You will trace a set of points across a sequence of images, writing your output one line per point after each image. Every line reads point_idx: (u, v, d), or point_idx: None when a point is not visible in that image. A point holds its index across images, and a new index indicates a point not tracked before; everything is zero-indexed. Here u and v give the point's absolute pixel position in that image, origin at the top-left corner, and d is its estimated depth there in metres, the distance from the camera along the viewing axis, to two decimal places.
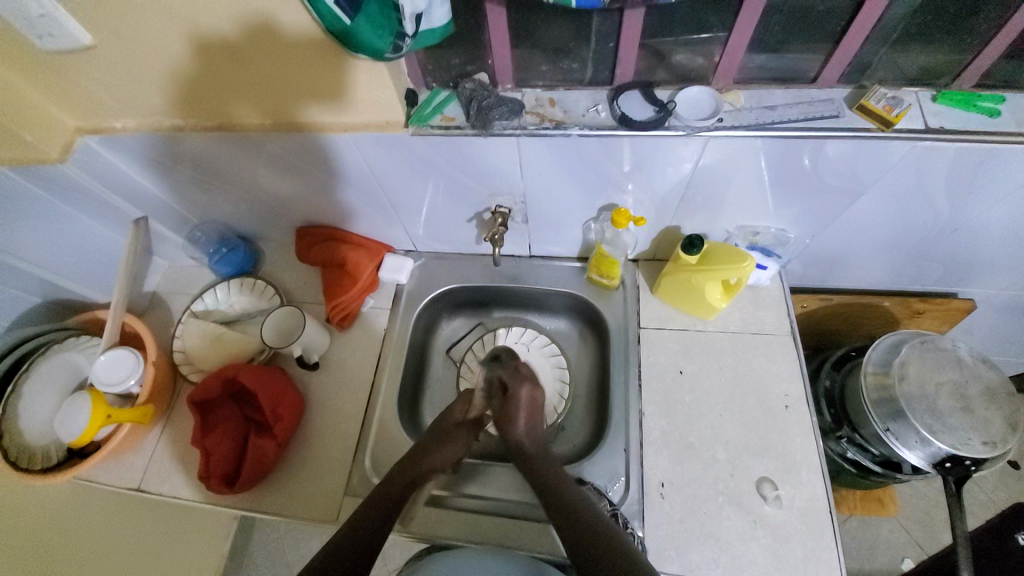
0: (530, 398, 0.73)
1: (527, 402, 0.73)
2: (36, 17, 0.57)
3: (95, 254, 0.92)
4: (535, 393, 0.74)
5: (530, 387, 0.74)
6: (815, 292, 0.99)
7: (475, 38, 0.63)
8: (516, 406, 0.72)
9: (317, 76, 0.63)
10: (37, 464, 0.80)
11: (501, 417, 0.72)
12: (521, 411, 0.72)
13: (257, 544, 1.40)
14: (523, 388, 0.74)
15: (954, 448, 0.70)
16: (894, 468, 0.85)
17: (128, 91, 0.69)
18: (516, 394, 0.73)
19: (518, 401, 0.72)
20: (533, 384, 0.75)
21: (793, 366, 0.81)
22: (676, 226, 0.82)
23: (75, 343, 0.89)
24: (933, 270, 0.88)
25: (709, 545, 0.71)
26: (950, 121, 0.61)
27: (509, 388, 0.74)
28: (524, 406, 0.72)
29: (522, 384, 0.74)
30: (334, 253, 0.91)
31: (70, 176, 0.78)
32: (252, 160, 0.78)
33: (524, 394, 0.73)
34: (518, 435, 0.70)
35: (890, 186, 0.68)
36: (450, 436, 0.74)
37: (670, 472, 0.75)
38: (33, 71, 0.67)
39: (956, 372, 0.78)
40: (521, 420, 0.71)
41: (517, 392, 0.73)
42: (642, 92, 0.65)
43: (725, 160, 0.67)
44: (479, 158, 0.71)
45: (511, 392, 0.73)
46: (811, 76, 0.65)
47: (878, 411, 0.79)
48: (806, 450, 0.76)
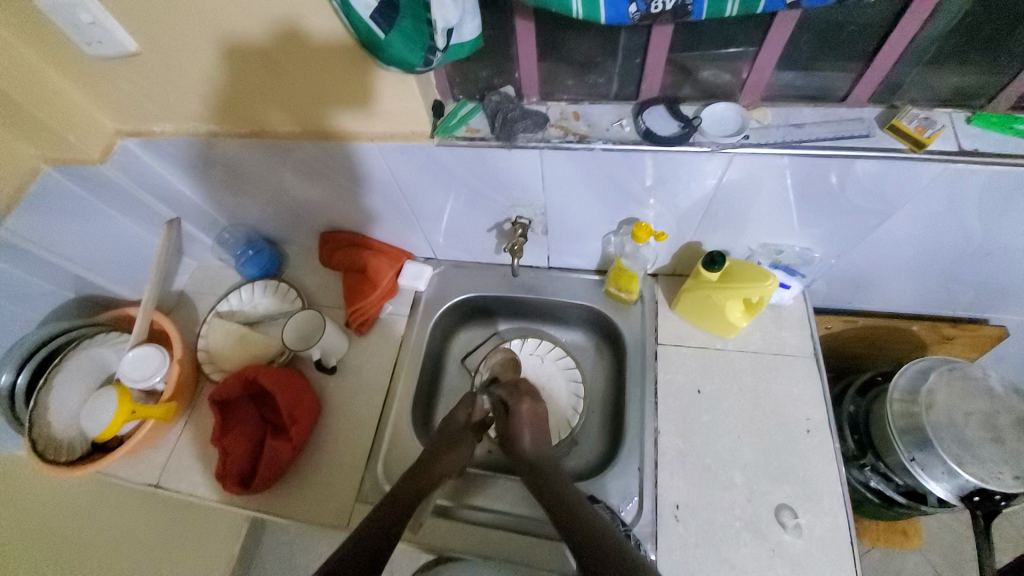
0: (532, 412, 0.72)
1: (528, 417, 0.72)
2: (86, 24, 0.60)
3: (128, 252, 0.96)
4: (535, 407, 0.74)
5: (530, 402, 0.74)
6: (840, 314, 0.96)
7: (502, 52, 0.64)
8: (519, 423, 0.70)
9: (348, 86, 0.65)
10: (62, 456, 0.82)
11: (506, 436, 0.71)
12: (524, 427, 0.70)
13: (266, 545, 1.41)
14: (523, 404, 0.73)
15: (983, 481, 0.68)
16: (920, 500, 0.82)
17: (167, 97, 0.72)
18: (517, 410, 0.72)
19: (519, 417, 0.71)
20: (533, 400, 0.74)
21: (816, 389, 0.79)
22: (698, 243, 0.82)
23: (104, 339, 0.92)
24: (965, 295, 0.85)
25: (724, 571, 0.69)
26: (985, 145, 0.59)
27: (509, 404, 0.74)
28: (527, 421, 0.71)
29: (522, 399, 0.74)
30: (356, 259, 0.93)
31: (108, 177, 0.82)
32: (281, 166, 0.80)
33: (524, 409, 0.72)
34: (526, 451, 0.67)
35: (920, 208, 0.67)
36: (453, 440, 0.74)
37: (685, 494, 0.74)
38: (81, 76, 0.71)
39: (985, 402, 0.75)
40: (525, 436, 0.69)
41: (515, 408, 0.72)
42: (668, 107, 0.66)
43: (750, 177, 0.66)
44: (502, 170, 0.71)
45: (512, 409, 0.73)
46: (840, 94, 0.64)
47: (904, 440, 0.76)
48: (828, 477, 0.73)
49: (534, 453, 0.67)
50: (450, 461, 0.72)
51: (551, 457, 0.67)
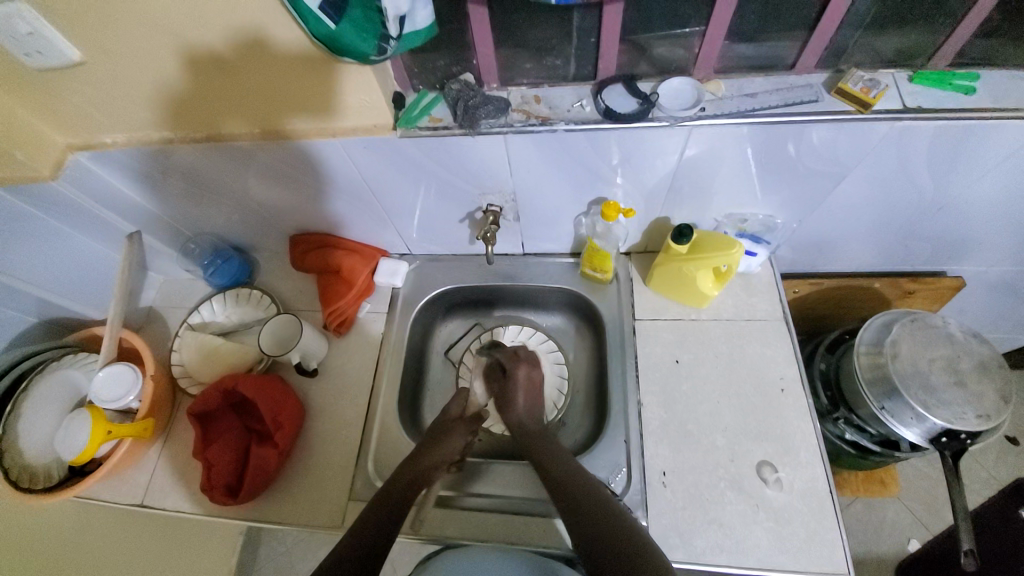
0: (526, 379, 0.81)
1: (524, 379, 0.81)
2: (25, 35, 0.58)
3: (89, 270, 0.92)
4: (530, 371, 0.82)
5: (526, 365, 0.82)
6: (807, 277, 1.00)
7: (459, 39, 0.64)
8: (516, 388, 0.80)
9: (306, 83, 0.63)
10: (38, 484, 0.80)
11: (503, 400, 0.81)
12: (520, 391, 0.80)
13: (264, 558, 1.39)
14: (520, 367, 0.81)
15: (950, 423, 0.72)
16: (892, 447, 0.85)
17: (119, 107, 0.70)
18: (514, 375, 0.81)
19: (517, 382, 0.80)
20: (528, 364, 0.82)
21: (787, 350, 0.82)
22: (666, 217, 0.84)
23: (71, 360, 0.89)
24: (920, 250, 0.90)
25: (713, 530, 0.71)
26: (926, 101, 0.62)
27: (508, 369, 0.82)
28: (522, 386, 0.80)
29: (518, 363, 0.82)
30: (329, 259, 0.92)
31: (60, 193, 0.78)
32: (243, 170, 0.78)
33: (521, 373, 0.81)
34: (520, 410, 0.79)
35: (872, 168, 0.70)
36: (448, 428, 0.77)
37: (671, 461, 0.76)
38: (21, 90, 0.67)
39: (947, 348, 0.79)
40: (521, 398, 0.80)
41: (514, 372, 0.81)
42: (625, 84, 0.67)
43: (710, 149, 0.68)
44: (468, 158, 0.71)
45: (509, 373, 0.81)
46: (789, 62, 0.66)
47: (873, 390, 0.80)
48: (804, 432, 0.76)
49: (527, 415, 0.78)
50: (443, 450, 0.74)
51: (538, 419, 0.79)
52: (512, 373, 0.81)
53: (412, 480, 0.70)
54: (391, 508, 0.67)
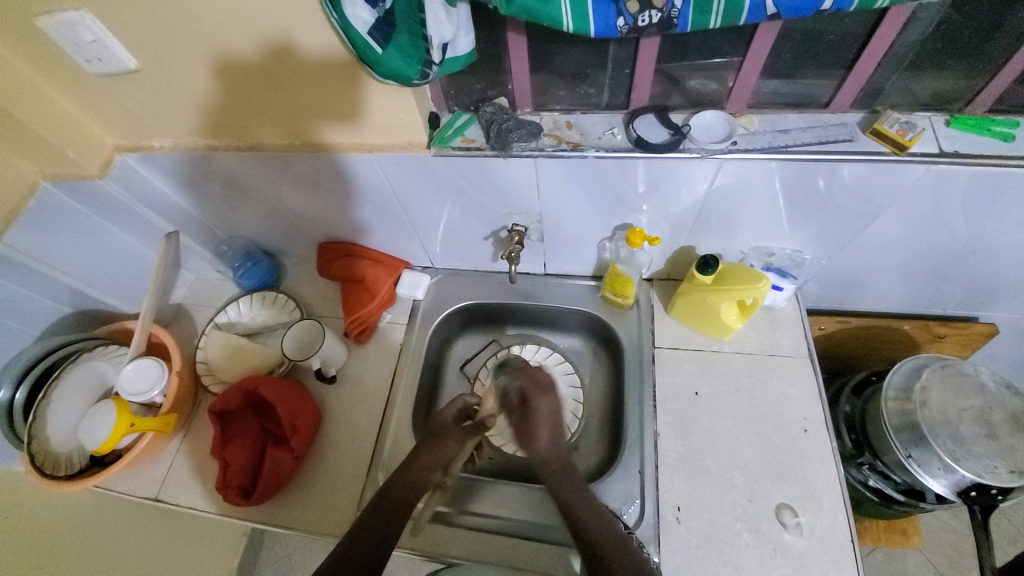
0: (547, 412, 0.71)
1: (547, 414, 0.71)
2: (87, 43, 0.62)
3: (126, 265, 0.96)
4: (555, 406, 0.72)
5: (553, 399, 0.72)
6: (833, 314, 0.98)
7: (496, 65, 0.66)
8: (538, 423, 0.70)
9: (345, 100, 0.66)
10: (60, 471, 0.82)
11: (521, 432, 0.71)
12: (543, 427, 0.70)
13: (267, 560, 1.39)
14: (543, 402, 0.71)
15: (979, 476, 0.69)
16: (918, 497, 0.82)
17: (167, 114, 0.73)
18: (536, 409, 0.71)
19: (539, 415, 0.70)
20: (552, 395, 0.72)
21: (810, 389, 0.80)
22: (691, 246, 0.83)
23: (103, 351, 0.92)
24: (954, 294, 0.87)
25: (727, 572, 0.69)
26: (965, 146, 0.61)
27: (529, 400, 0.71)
28: (545, 421, 0.70)
29: (544, 396, 0.72)
30: (354, 269, 0.94)
31: (106, 192, 0.82)
32: (280, 178, 0.81)
33: (544, 408, 0.70)
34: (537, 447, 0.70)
35: (906, 209, 0.68)
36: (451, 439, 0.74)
37: (686, 496, 0.74)
38: (82, 95, 0.72)
39: (979, 398, 0.76)
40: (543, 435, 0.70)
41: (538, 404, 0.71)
42: (657, 115, 0.67)
43: (739, 181, 0.68)
44: (497, 178, 0.73)
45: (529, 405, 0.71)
46: (823, 101, 0.66)
47: (900, 437, 0.76)
48: (826, 476, 0.74)
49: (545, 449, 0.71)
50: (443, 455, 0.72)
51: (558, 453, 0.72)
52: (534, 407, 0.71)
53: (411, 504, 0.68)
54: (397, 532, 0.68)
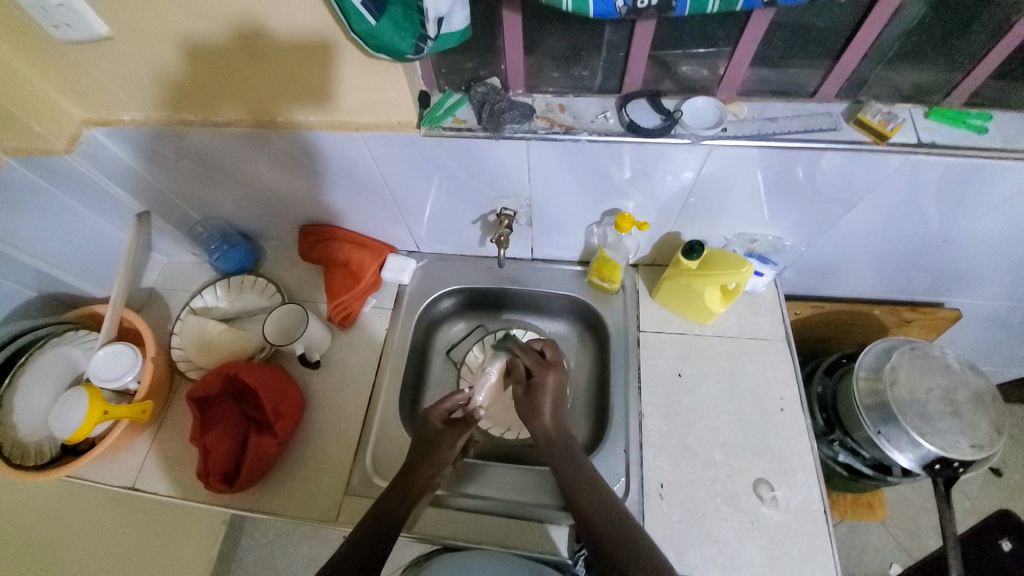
0: (554, 386, 0.82)
1: (552, 389, 0.82)
2: (53, 6, 0.57)
3: (94, 247, 0.91)
4: (558, 381, 0.83)
5: (555, 373, 0.83)
6: (808, 300, 1.02)
7: (489, 44, 0.65)
8: (541, 396, 0.81)
9: (332, 77, 0.64)
10: (30, 460, 0.78)
11: (530, 408, 0.81)
12: (545, 399, 0.81)
13: (245, 548, 1.37)
14: (548, 377, 0.83)
15: (943, 450, 0.74)
16: (885, 471, 0.88)
17: (140, 86, 0.69)
18: (541, 382, 0.82)
19: (543, 388, 0.82)
20: (557, 370, 0.84)
21: (788, 370, 0.84)
22: (677, 232, 0.85)
23: (74, 337, 0.88)
24: (921, 279, 0.91)
25: (708, 544, 0.72)
26: (941, 137, 0.64)
27: (535, 377, 0.83)
28: (549, 394, 0.81)
29: (547, 372, 0.83)
30: (338, 252, 0.92)
31: (72, 168, 0.77)
32: (260, 157, 0.78)
33: (549, 382, 0.82)
34: (546, 428, 0.78)
35: (883, 198, 0.71)
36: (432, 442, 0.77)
37: (669, 474, 0.77)
38: (45, 64, 0.67)
39: (944, 378, 0.80)
40: (545, 411, 0.80)
41: (542, 378, 0.82)
42: (649, 100, 0.68)
43: (727, 168, 0.69)
44: (489, 161, 0.72)
45: (537, 381, 0.82)
46: (810, 90, 0.67)
47: (871, 415, 0.81)
48: (801, 452, 0.78)
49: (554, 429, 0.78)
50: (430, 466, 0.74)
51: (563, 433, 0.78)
52: (540, 382, 0.82)
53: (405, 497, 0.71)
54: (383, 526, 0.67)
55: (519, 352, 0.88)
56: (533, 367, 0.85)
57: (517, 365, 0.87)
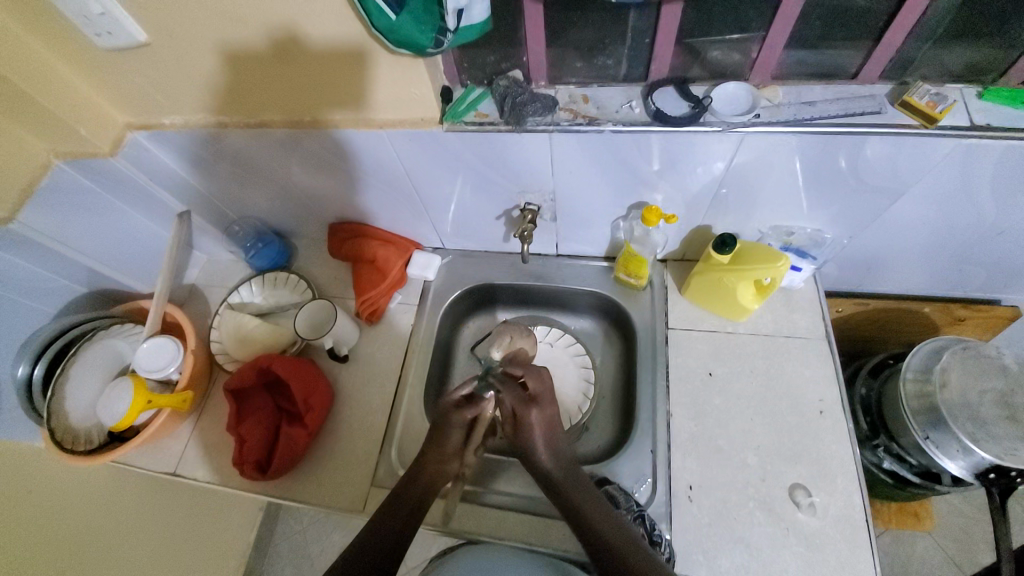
0: (541, 420, 0.72)
1: (541, 426, 0.72)
2: (97, 15, 0.61)
3: (139, 245, 0.96)
4: (546, 414, 0.73)
5: (541, 408, 0.73)
6: (851, 296, 0.97)
7: (511, 36, 0.64)
8: (528, 434, 0.72)
9: (355, 74, 0.65)
10: (80, 446, 0.84)
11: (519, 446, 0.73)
12: (533, 437, 0.71)
13: (280, 535, 1.42)
14: (532, 413, 0.72)
15: (1000, 458, 0.68)
16: (933, 479, 0.82)
17: (178, 90, 0.72)
18: (525, 420, 0.72)
19: (529, 428, 0.72)
20: (544, 404, 0.74)
21: (827, 371, 0.79)
22: (708, 225, 0.81)
23: (120, 330, 0.93)
24: (977, 275, 0.85)
25: (739, 550, 0.69)
26: (997, 119, 0.59)
27: (520, 413, 0.73)
28: (537, 430, 0.72)
29: (531, 410, 0.72)
30: (365, 249, 0.94)
31: (116, 169, 0.82)
32: (290, 157, 0.80)
33: (534, 420, 0.71)
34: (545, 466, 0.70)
35: (931, 186, 0.66)
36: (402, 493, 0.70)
37: (698, 476, 0.74)
38: (93, 70, 0.71)
39: (1000, 380, 0.73)
40: (539, 448, 0.71)
41: (526, 417, 0.72)
42: (676, 88, 0.65)
43: (760, 158, 0.66)
44: (511, 154, 0.71)
45: (522, 417, 0.72)
46: (852, 71, 0.63)
47: (918, 419, 0.76)
48: (842, 457, 0.73)
49: (550, 464, 0.70)
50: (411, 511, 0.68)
51: (568, 466, 0.70)
52: (524, 420, 0.72)
53: (427, 491, 0.71)
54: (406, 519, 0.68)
55: (500, 386, 0.76)
56: (517, 405, 0.72)
57: (501, 401, 0.75)
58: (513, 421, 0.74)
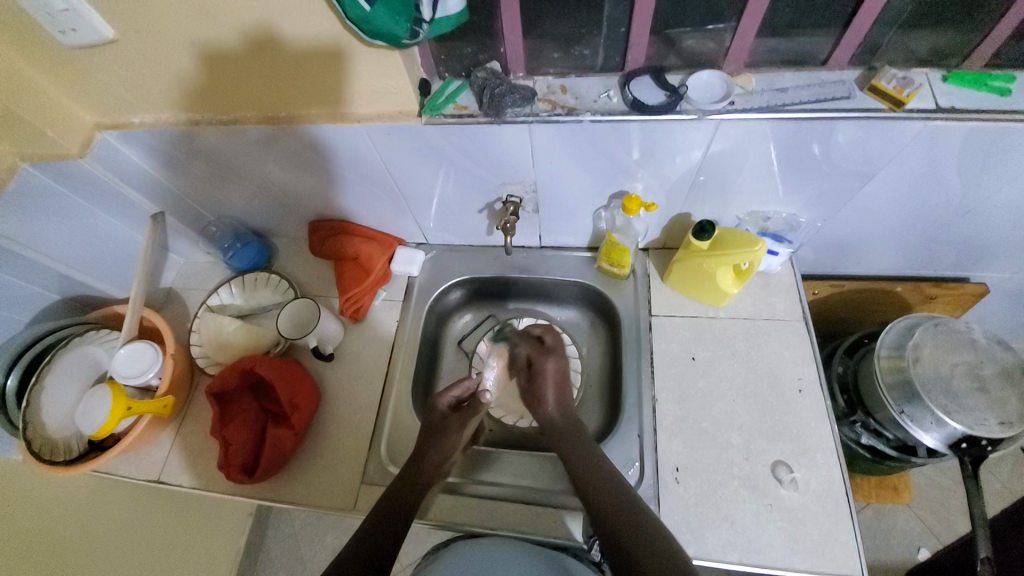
0: (554, 372, 0.85)
1: (552, 374, 0.85)
2: (59, 12, 0.58)
3: (113, 249, 0.94)
4: (559, 365, 0.87)
5: (556, 360, 0.87)
6: (826, 279, 0.99)
7: (488, 28, 0.64)
8: (543, 382, 0.84)
9: (328, 69, 0.64)
10: (58, 456, 0.81)
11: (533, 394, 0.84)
12: (547, 385, 0.84)
13: (271, 540, 1.41)
14: (549, 362, 0.86)
15: (970, 428, 0.71)
16: (910, 452, 0.85)
17: (147, 87, 0.70)
18: (542, 368, 0.86)
19: (544, 375, 0.85)
20: (557, 356, 0.87)
21: (805, 351, 0.82)
22: (688, 213, 0.83)
23: (94, 336, 0.90)
24: (945, 254, 0.88)
25: (726, 527, 0.71)
26: (962, 102, 0.61)
27: (536, 362, 0.87)
28: (550, 381, 0.84)
29: (547, 359, 0.87)
30: (347, 246, 0.92)
31: (87, 171, 0.79)
32: (267, 155, 0.79)
33: (549, 368, 0.85)
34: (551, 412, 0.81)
35: (900, 169, 0.68)
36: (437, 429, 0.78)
37: (684, 457, 0.76)
38: (56, 69, 0.69)
39: (969, 353, 0.77)
40: (550, 396, 0.83)
41: (543, 365, 0.86)
42: (653, 76, 0.66)
43: (737, 145, 0.67)
44: (491, 147, 0.71)
45: (539, 366, 0.86)
46: (821, 58, 0.65)
47: (893, 394, 0.78)
48: (820, 433, 0.76)
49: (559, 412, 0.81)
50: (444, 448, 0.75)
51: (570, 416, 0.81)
52: (541, 367, 0.86)
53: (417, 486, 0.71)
54: (400, 506, 0.69)
55: (520, 339, 0.91)
56: (534, 353, 0.88)
57: (518, 351, 0.91)
58: (528, 371, 0.88)
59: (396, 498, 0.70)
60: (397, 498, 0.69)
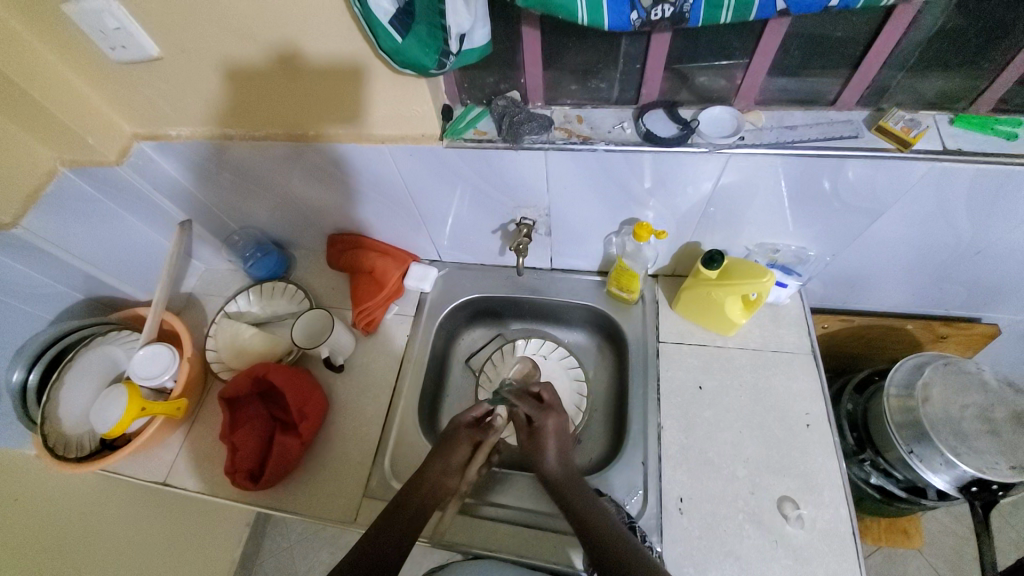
0: (557, 429, 0.76)
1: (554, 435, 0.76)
2: (112, 30, 0.63)
3: (139, 253, 0.98)
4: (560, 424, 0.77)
5: (557, 416, 0.78)
6: (836, 313, 0.99)
7: (509, 59, 0.68)
8: (544, 438, 0.76)
9: (357, 92, 0.68)
10: (71, 453, 0.83)
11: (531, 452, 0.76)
12: (549, 441, 0.75)
13: (266, 552, 1.40)
14: (549, 421, 0.77)
15: (980, 471, 0.69)
16: (920, 494, 0.83)
17: (186, 102, 0.75)
18: (543, 427, 0.77)
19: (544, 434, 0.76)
20: (558, 413, 0.78)
21: (814, 386, 0.81)
22: (697, 242, 0.84)
23: (116, 337, 0.93)
24: (956, 294, 0.88)
25: (729, 562, 0.70)
26: (968, 144, 0.63)
27: (535, 421, 0.77)
28: (552, 437, 0.76)
29: (547, 417, 0.77)
30: (363, 260, 0.95)
31: (125, 179, 0.84)
32: (293, 169, 0.82)
33: (550, 426, 0.76)
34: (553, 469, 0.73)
35: (909, 207, 0.69)
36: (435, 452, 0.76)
37: (688, 487, 0.75)
38: (104, 83, 0.74)
39: (980, 395, 0.76)
40: (550, 450, 0.75)
41: (543, 424, 0.77)
42: (666, 111, 0.69)
43: (747, 178, 0.69)
44: (508, 171, 0.74)
45: (538, 425, 0.77)
46: (830, 98, 0.67)
47: (902, 433, 0.78)
48: (827, 470, 0.75)
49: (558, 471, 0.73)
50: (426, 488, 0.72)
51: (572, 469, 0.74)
52: (540, 426, 0.77)
53: (418, 503, 0.71)
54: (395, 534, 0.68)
55: (517, 397, 0.82)
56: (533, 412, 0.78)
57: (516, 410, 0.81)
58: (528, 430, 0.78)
59: (399, 511, 0.70)
60: (394, 515, 0.70)
